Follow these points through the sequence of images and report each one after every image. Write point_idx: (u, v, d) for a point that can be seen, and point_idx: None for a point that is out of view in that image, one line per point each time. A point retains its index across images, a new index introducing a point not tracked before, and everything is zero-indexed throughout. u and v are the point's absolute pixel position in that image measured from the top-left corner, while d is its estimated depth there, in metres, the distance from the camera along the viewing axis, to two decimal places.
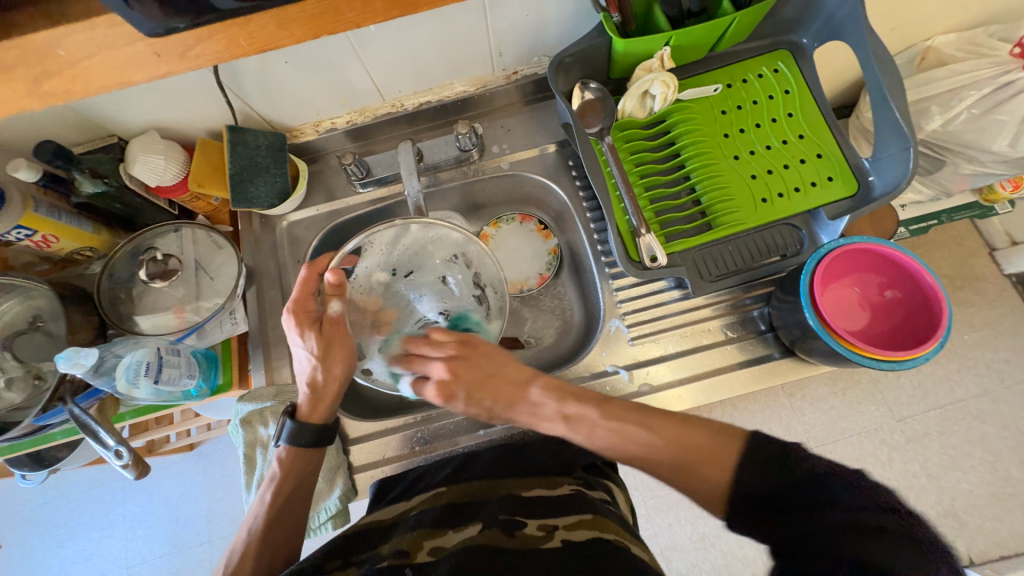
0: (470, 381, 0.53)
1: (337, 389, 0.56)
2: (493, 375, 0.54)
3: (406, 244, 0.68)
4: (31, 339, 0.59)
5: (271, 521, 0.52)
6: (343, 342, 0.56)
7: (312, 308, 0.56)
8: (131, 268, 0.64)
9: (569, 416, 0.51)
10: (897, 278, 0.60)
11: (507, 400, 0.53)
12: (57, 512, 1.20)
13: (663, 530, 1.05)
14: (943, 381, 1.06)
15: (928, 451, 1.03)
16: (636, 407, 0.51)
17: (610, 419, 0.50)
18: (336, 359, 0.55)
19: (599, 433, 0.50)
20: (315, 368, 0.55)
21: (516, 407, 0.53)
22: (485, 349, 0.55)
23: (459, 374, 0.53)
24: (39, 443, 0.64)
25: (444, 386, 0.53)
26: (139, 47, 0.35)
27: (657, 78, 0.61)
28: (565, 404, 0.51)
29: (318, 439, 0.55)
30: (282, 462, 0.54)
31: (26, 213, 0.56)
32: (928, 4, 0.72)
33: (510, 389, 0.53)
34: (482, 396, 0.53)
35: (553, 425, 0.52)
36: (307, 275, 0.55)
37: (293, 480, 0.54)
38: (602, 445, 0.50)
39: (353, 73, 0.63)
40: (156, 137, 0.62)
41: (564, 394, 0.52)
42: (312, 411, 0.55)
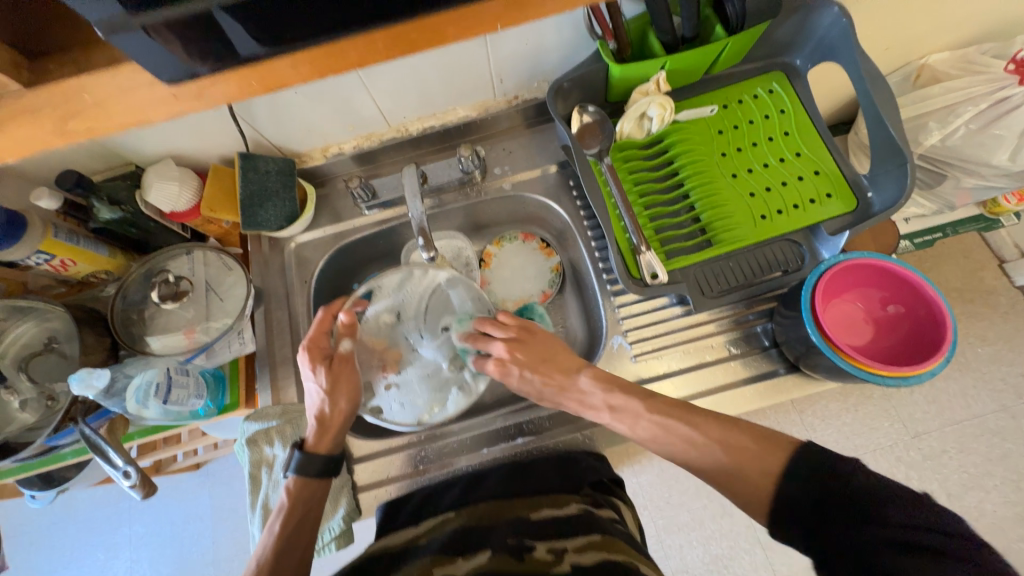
0: (526, 358, 0.60)
1: (344, 420, 0.57)
2: (552, 359, 0.59)
3: (415, 287, 0.70)
4: (46, 360, 0.61)
5: (279, 551, 0.51)
6: (350, 376, 0.58)
7: (325, 345, 0.59)
8: (144, 290, 0.66)
9: (615, 406, 0.54)
10: (899, 293, 0.60)
11: (560, 385, 0.58)
12: (64, 534, 1.20)
13: (675, 551, 1.02)
14: (959, 397, 1.03)
15: (947, 469, 1.00)
16: (684, 407, 0.51)
17: (654, 412, 0.51)
18: (342, 392, 0.57)
19: (641, 425, 0.52)
20: (323, 401, 0.57)
21: (566, 394, 0.57)
22: (542, 335, 0.62)
23: (517, 354, 0.60)
24: (49, 463, 0.65)
25: (504, 361, 0.60)
26: (151, 91, 0.31)
27: (654, 101, 0.63)
28: (612, 395, 0.54)
29: (326, 469, 0.55)
30: (289, 492, 0.54)
31: (45, 238, 0.58)
32: (920, 24, 0.74)
33: (560, 375, 0.58)
34: (537, 375, 0.59)
35: (599, 414, 0.55)
36: (323, 316, 0.60)
37: (302, 508, 0.54)
38: (645, 436, 0.52)
39: (359, 100, 0.66)
40: (171, 165, 0.64)
41: (611, 385, 0.55)
42: (319, 442, 0.56)
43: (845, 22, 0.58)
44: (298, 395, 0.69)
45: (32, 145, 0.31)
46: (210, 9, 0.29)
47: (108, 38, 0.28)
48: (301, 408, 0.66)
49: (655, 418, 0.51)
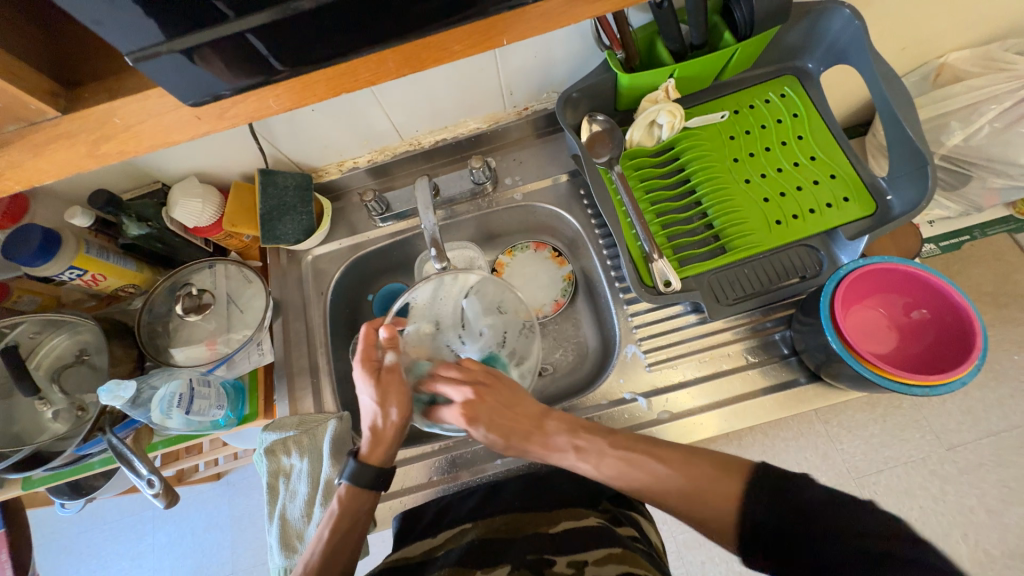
0: (494, 405, 0.56)
1: (397, 432, 0.57)
2: (516, 406, 0.56)
3: (449, 291, 0.66)
4: (77, 371, 0.64)
5: (326, 558, 0.52)
6: (401, 388, 0.57)
7: (375, 357, 0.59)
8: (169, 303, 0.68)
9: (581, 446, 0.54)
10: (923, 298, 0.58)
11: (528, 431, 0.56)
12: (91, 542, 1.23)
13: (696, 567, 0.99)
14: (994, 407, 0.99)
15: (986, 483, 0.96)
16: (647, 441, 0.53)
17: (618, 448, 0.52)
18: (394, 404, 0.56)
19: (608, 462, 0.52)
20: (376, 413, 0.57)
21: (530, 440, 0.55)
22: (500, 384, 0.58)
23: (483, 401, 0.56)
24: (79, 472, 0.68)
25: (468, 409, 0.55)
26: (181, 114, 0.33)
27: (663, 108, 0.63)
28: (578, 437, 0.54)
29: (377, 480, 0.56)
30: (341, 501, 0.55)
31: (78, 255, 0.61)
32: (937, 23, 0.72)
33: (527, 422, 0.56)
34: (504, 421, 0.56)
35: (563, 455, 0.54)
36: (367, 330, 0.58)
37: (351, 518, 0.54)
38: (610, 473, 0.52)
39: (374, 116, 0.68)
40: (195, 182, 0.67)
41: (575, 425, 0.55)
42: (372, 453, 0.56)
43: (858, 23, 0.58)
44: (314, 405, 0.70)
45: (67, 166, 0.33)
46: (236, 31, 0.28)
47: (137, 64, 0.29)
48: (317, 418, 0.67)
49: (620, 453, 0.52)
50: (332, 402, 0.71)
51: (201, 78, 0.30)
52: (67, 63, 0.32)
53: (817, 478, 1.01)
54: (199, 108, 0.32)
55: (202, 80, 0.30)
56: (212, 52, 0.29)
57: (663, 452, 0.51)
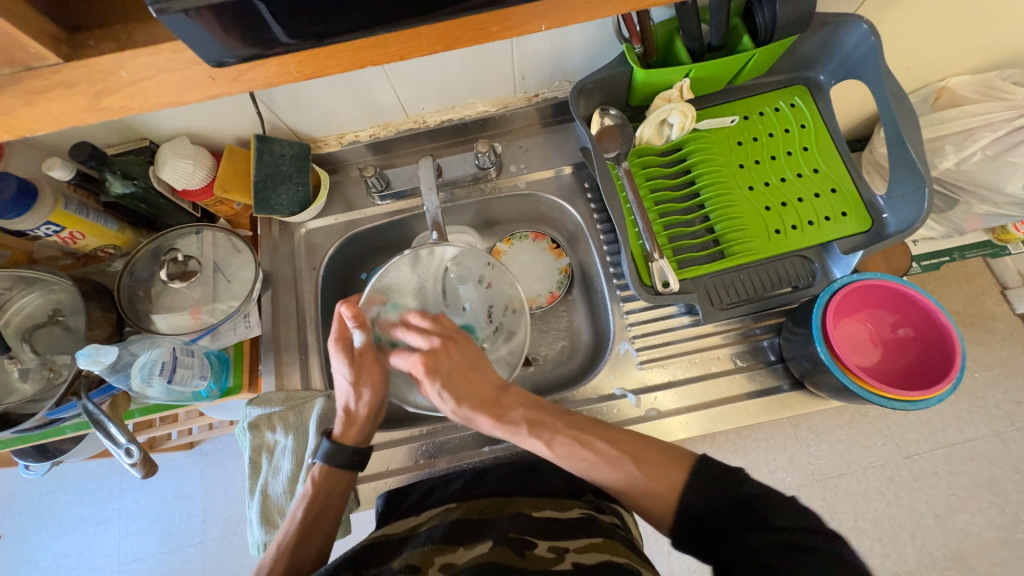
0: (457, 362, 0.57)
1: (370, 415, 0.57)
2: (477, 372, 0.57)
3: (428, 270, 0.66)
4: (50, 332, 0.61)
5: (298, 539, 0.52)
6: (375, 369, 0.58)
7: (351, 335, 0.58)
8: (151, 267, 0.65)
9: (534, 421, 0.54)
10: (910, 316, 0.60)
11: (485, 399, 0.55)
12: (55, 504, 1.20)
13: (661, 556, 1.03)
14: (952, 420, 1.04)
15: (936, 491, 1.01)
16: (597, 422, 0.54)
17: (571, 428, 0.53)
18: (368, 385, 0.57)
19: (560, 440, 0.52)
20: (349, 394, 0.57)
21: (484, 409, 0.55)
22: (466, 343, 0.59)
23: (448, 354, 0.57)
24: (48, 436, 0.65)
25: (430, 359, 0.56)
26: (195, 72, 0.30)
27: (676, 108, 0.62)
28: (531, 412, 0.55)
29: (353, 460, 0.56)
30: (315, 481, 0.55)
31: (56, 210, 0.58)
32: (946, 46, 0.73)
33: (485, 390, 0.56)
34: (462, 383, 0.56)
35: (515, 430, 0.54)
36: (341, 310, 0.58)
37: (324, 497, 0.54)
38: (562, 453, 0.52)
39: (380, 89, 0.65)
40: (186, 143, 0.63)
41: (532, 403, 0.55)
42: (346, 433, 0.57)
43: (873, 40, 0.58)
44: (301, 382, 0.69)
45: (64, 119, 0.30)
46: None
47: (159, 15, 0.25)
48: (304, 395, 0.65)
49: (572, 433, 0.53)
50: (319, 380, 0.70)
51: (219, 41, 0.28)
52: (67, 5, 0.30)
53: (784, 478, 1.05)
54: (216, 69, 0.30)
55: (219, 43, 0.28)
56: (215, 16, 0.26)
57: (611, 434, 0.53)
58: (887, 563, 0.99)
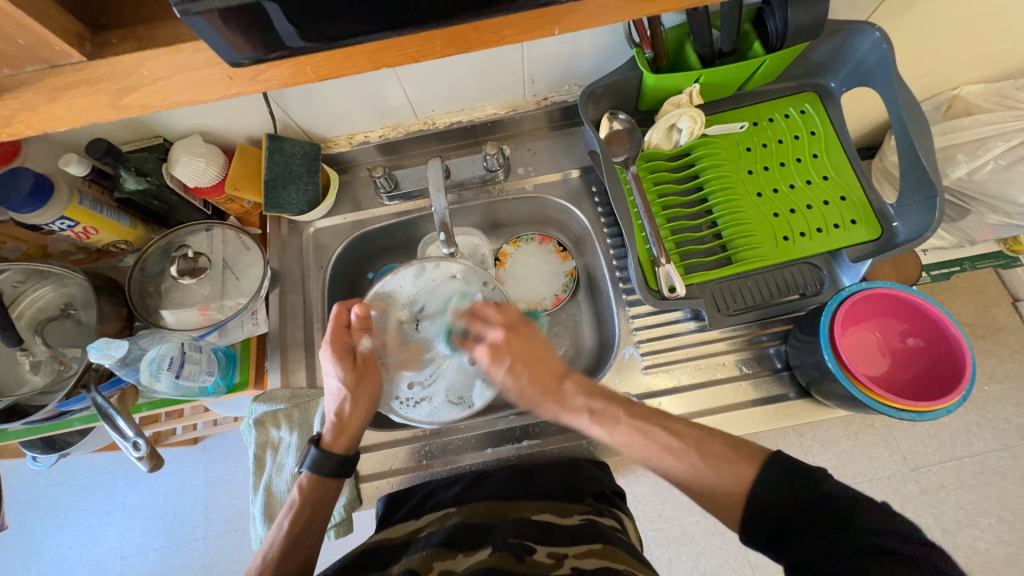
0: (520, 350, 0.57)
1: (360, 423, 0.58)
2: (542, 360, 0.57)
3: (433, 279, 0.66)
4: (62, 326, 0.62)
5: (285, 549, 0.52)
6: (372, 379, 0.59)
7: (346, 339, 0.59)
8: (162, 263, 0.66)
9: (594, 410, 0.53)
10: (919, 326, 0.59)
11: (547, 386, 0.56)
12: (60, 496, 1.21)
13: (663, 563, 1.02)
14: (961, 432, 1.03)
15: (944, 504, 1.00)
16: (659, 413, 0.52)
17: (633, 417, 0.51)
18: (360, 393, 0.58)
19: (621, 429, 0.51)
20: (343, 400, 0.57)
21: (547, 397, 0.55)
22: (529, 333, 0.59)
23: (510, 344, 0.58)
24: (57, 428, 0.66)
25: (496, 349, 0.58)
26: (213, 71, 0.31)
27: (685, 113, 0.62)
28: (593, 400, 0.54)
29: (341, 468, 0.56)
30: (302, 490, 0.54)
31: (70, 205, 0.58)
32: (960, 54, 0.73)
33: (552, 377, 0.56)
34: (526, 370, 0.57)
35: (578, 417, 0.54)
36: (339, 310, 0.59)
37: (310, 506, 0.54)
38: (622, 440, 0.51)
39: (391, 91, 0.66)
40: (199, 141, 0.64)
41: (592, 390, 0.55)
42: (335, 441, 0.57)
43: (885, 48, 0.58)
44: (306, 380, 0.69)
45: (85, 116, 0.31)
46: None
47: (182, 16, 0.25)
48: (309, 392, 0.66)
49: (633, 423, 0.51)
50: (324, 378, 0.70)
51: (237, 42, 0.28)
52: (90, 4, 0.30)
53: None
54: (233, 69, 0.31)
55: (235, 43, 0.28)
56: (233, 17, 0.26)
57: (677, 426, 0.50)
58: None
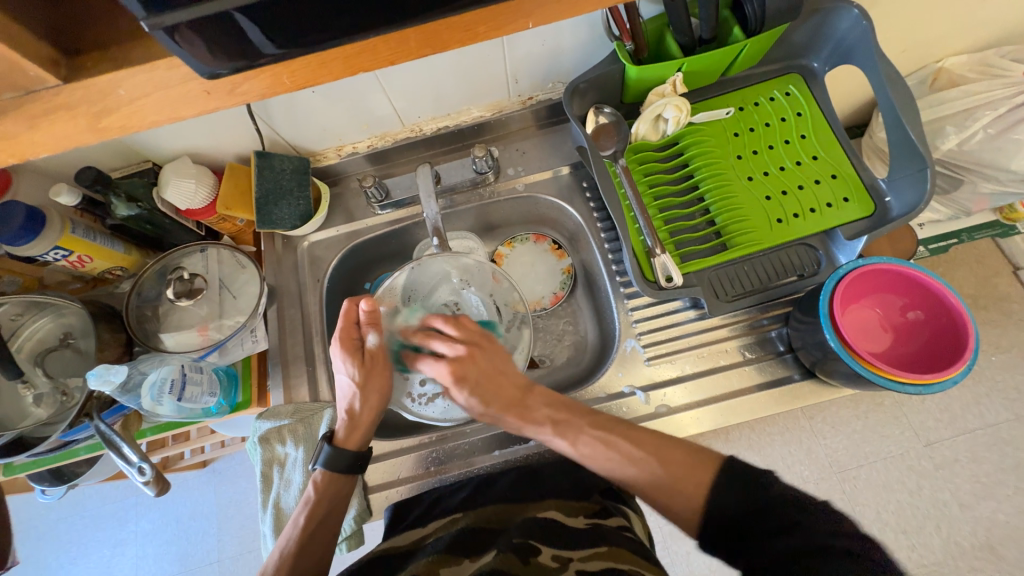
0: (482, 367, 0.57)
1: (373, 418, 0.57)
2: (503, 375, 0.57)
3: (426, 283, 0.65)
4: (62, 356, 0.62)
5: (302, 545, 0.52)
6: (383, 375, 0.58)
7: (355, 336, 0.58)
8: (158, 286, 0.66)
9: (558, 420, 0.55)
10: (919, 299, 0.59)
11: (511, 400, 0.57)
12: (72, 528, 1.21)
13: (681, 557, 1.02)
14: (971, 405, 1.02)
15: (959, 478, 0.99)
16: (623, 422, 0.54)
17: (595, 428, 0.53)
18: (372, 389, 0.57)
19: (584, 439, 0.53)
20: (354, 396, 0.56)
21: (510, 410, 0.56)
22: (492, 348, 0.59)
23: (474, 360, 0.57)
24: (63, 458, 0.66)
25: (457, 366, 0.56)
26: (190, 86, 0.31)
27: (671, 102, 0.62)
28: (556, 411, 0.56)
29: (353, 466, 0.56)
30: (316, 486, 0.54)
31: (63, 235, 0.59)
32: (942, 26, 0.73)
33: (513, 392, 0.57)
34: (484, 391, 0.56)
35: (542, 429, 0.55)
36: (348, 307, 0.58)
37: (328, 503, 0.54)
38: (586, 451, 0.52)
39: (376, 100, 0.66)
40: (188, 162, 0.64)
41: (557, 402, 0.56)
42: (349, 438, 0.56)
43: (865, 24, 0.58)
44: (309, 394, 0.69)
45: (65, 140, 0.31)
46: (223, 11, 0.26)
47: (150, 31, 0.26)
48: (313, 406, 0.65)
49: (596, 433, 0.53)
50: (327, 390, 0.70)
51: (211, 54, 0.28)
52: (64, 29, 0.30)
53: (802, 472, 1.03)
54: (211, 82, 0.31)
55: (206, 55, 0.28)
56: (203, 28, 0.26)
57: (634, 433, 0.52)
58: (913, 554, 0.97)
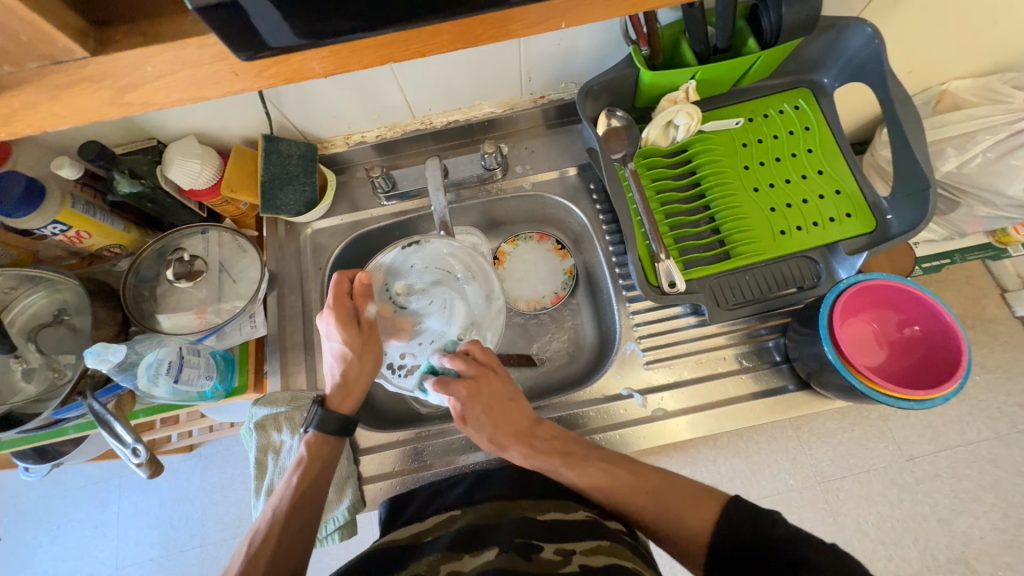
0: (492, 394, 0.58)
1: (365, 384, 0.59)
2: (513, 402, 0.58)
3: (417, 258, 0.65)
4: (55, 332, 0.61)
5: (295, 506, 0.52)
6: (373, 343, 0.59)
7: (349, 306, 0.59)
8: (157, 267, 0.65)
9: (567, 452, 0.56)
10: (916, 315, 0.60)
11: (518, 429, 0.57)
12: (52, 507, 1.19)
13: (665, 560, 1.03)
14: (954, 422, 1.05)
15: (939, 493, 1.01)
16: (626, 457, 0.56)
17: (603, 460, 0.55)
18: (361, 353, 0.58)
19: (591, 469, 0.54)
20: (343, 362, 0.58)
21: (515, 441, 0.56)
22: (505, 377, 0.60)
23: (485, 385, 0.58)
24: (52, 436, 0.65)
25: (471, 390, 0.57)
26: (220, 67, 0.30)
27: (682, 109, 0.63)
28: (564, 444, 0.57)
29: (343, 427, 0.57)
30: (308, 446, 0.55)
31: (62, 209, 0.58)
32: (951, 48, 0.74)
33: (522, 424, 0.57)
34: (498, 414, 0.57)
35: (548, 460, 0.55)
36: (340, 279, 0.59)
37: (319, 465, 0.55)
38: (589, 482, 0.54)
39: (387, 90, 0.66)
40: (193, 143, 0.63)
41: (566, 438, 0.57)
42: (341, 403, 0.58)
43: (877, 43, 0.58)
44: (306, 382, 0.68)
45: (86, 114, 0.30)
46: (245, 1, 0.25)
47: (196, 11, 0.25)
48: (310, 394, 0.65)
49: (603, 462, 0.55)
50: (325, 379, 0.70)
51: (245, 37, 0.28)
52: (92, 1, 0.30)
53: (786, 481, 1.05)
54: (243, 64, 0.30)
55: (242, 37, 0.28)
56: (242, 13, 0.26)
57: (638, 465, 0.55)
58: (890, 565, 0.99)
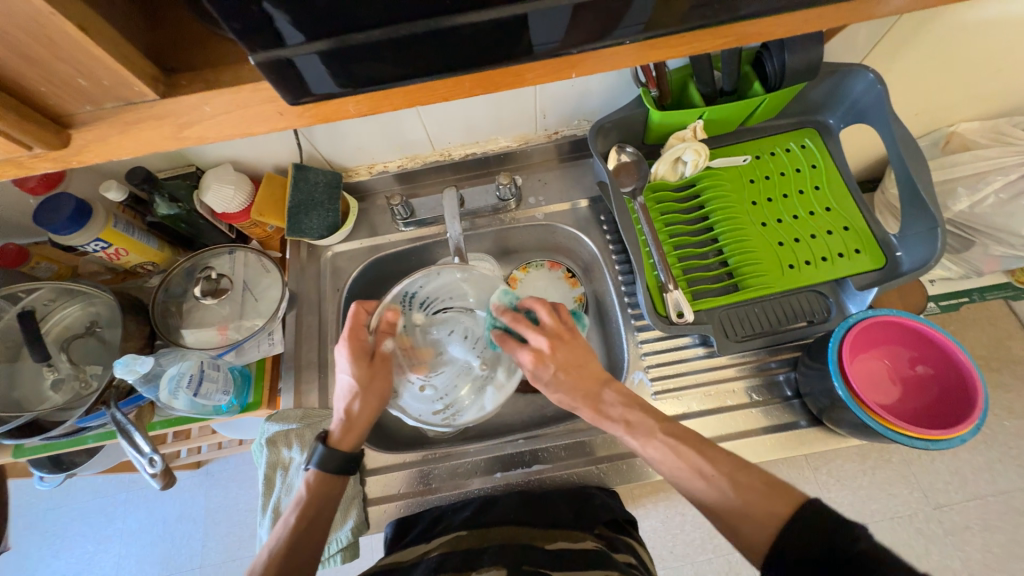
0: (564, 359, 0.56)
1: (370, 421, 0.58)
2: (588, 365, 0.57)
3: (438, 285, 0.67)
4: (86, 343, 0.64)
5: (290, 545, 0.52)
6: (385, 380, 0.59)
7: (363, 338, 0.59)
8: (185, 284, 0.69)
9: (632, 421, 0.53)
10: (928, 353, 0.59)
11: (586, 391, 0.56)
12: (58, 520, 1.20)
13: None
14: (982, 470, 1.00)
15: (970, 546, 0.96)
16: (694, 434, 0.52)
17: (669, 434, 0.51)
18: (370, 391, 0.58)
19: (657, 444, 0.51)
20: (352, 397, 0.58)
21: (588, 400, 0.56)
22: (577, 341, 0.58)
23: (554, 351, 0.56)
24: (71, 445, 0.67)
25: (540, 356, 0.57)
26: (267, 108, 0.34)
27: (690, 147, 0.65)
28: (631, 411, 0.54)
29: (346, 466, 0.56)
30: (309, 486, 0.55)
31: (106, 228, 0.62)
32: (956, 93, 0.76)
33: (591, 382, 0.56)
34: (570, 378, 0.56)
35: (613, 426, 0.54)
36: (358, 310, 0.59)
37: (318, 504, 0.54)
38: (654, 455, 0.51)
39: (410, 126, 0.70)
40: (229, 169, 0.68)
41: (632, 401, 0.55)
42: (344, 438, 0.57)
43: (880, 88, 0.61)
44: (318, 401, 0.70)
45: (147, 146, 0.34)
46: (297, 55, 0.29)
47: (256, 64, 0.29)
48: (322, 412, 0.67)
49: (669, 440, 0.51)
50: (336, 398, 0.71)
51: (291, 84, 0.31)
52: (162, 50, 0.34)
53: None
54: (287, 106, 0.34)
55: (289, 83, 0.31)
56: (291, 64, 0.29)
57: (711, 452, 0.50)
58: None
